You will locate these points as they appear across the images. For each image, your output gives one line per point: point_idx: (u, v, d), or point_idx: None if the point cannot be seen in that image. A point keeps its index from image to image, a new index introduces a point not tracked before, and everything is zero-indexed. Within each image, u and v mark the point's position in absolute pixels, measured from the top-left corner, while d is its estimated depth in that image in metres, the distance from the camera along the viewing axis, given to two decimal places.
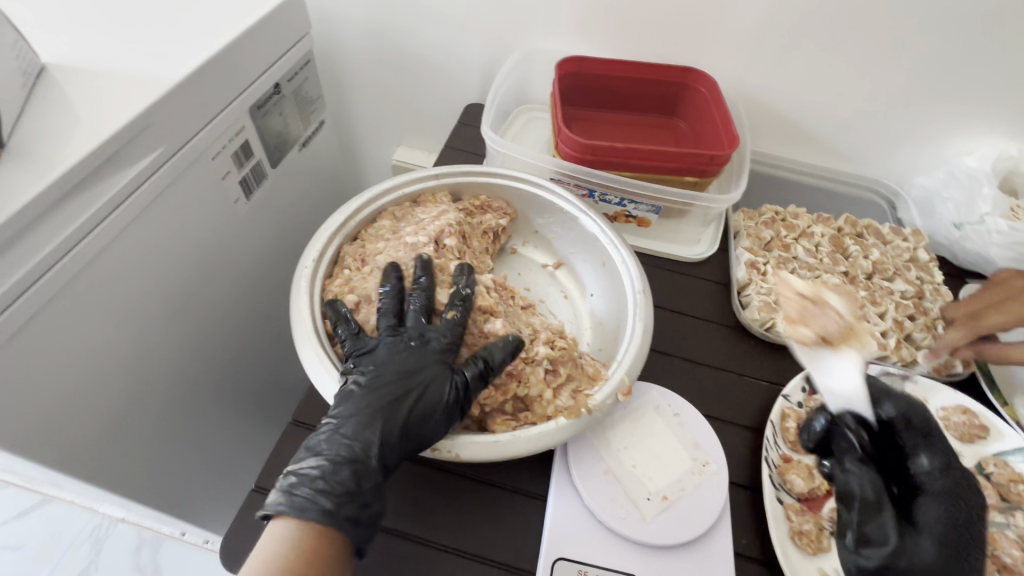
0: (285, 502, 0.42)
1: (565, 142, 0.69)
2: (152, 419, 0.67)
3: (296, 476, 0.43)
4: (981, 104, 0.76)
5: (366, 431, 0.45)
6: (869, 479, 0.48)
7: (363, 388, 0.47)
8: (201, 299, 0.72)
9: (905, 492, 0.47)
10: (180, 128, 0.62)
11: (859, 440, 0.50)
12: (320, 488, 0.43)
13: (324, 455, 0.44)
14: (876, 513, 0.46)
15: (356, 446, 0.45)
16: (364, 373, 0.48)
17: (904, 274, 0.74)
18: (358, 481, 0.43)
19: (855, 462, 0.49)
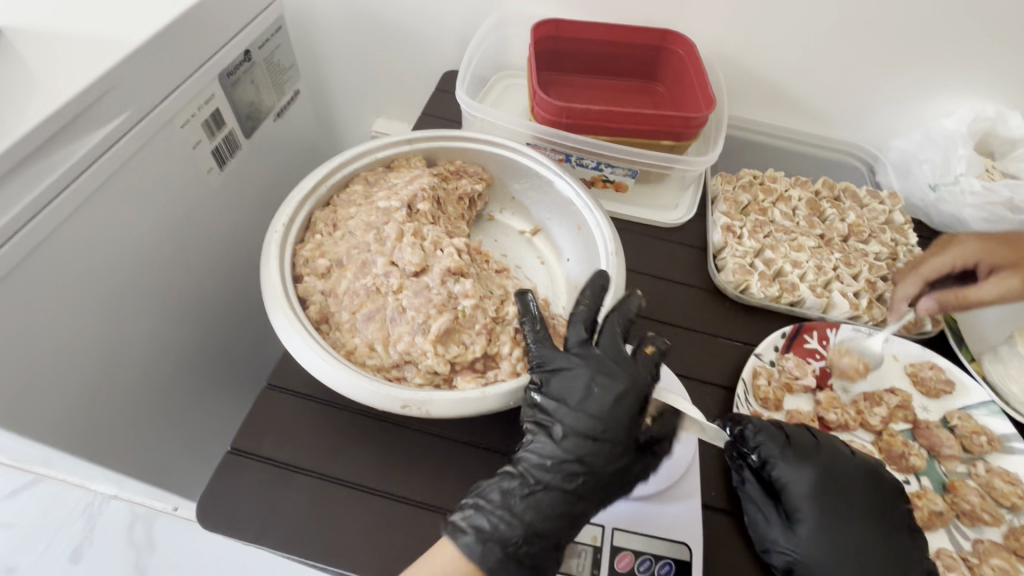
0: (480, 550, 0.43)
1: (540, 106, 0.68)
2: (130, 391, 0.67)
3: (482, 528, 0.43)
4: (959, 64, 0.76)
5: (621, 476, 0.47)
6: (798, 488, 0.49)
7: (607, 440, 0.46)
8: (175, 271, 0.71)
9: (838, 491, 0.49)
10: (144, 94, 0.60)
11: (779, 444, 0.50)
12: (522, 544, 0.43)
13: (529, 508, 0.44)
14: (805, 522, 0.48)
15: (606, 486, 0.46)
16: (598, 420, 0.47)
17: (879, 236, 0.74)
18: (548, 533, 0.45)
19: (789, 461, 0.49)
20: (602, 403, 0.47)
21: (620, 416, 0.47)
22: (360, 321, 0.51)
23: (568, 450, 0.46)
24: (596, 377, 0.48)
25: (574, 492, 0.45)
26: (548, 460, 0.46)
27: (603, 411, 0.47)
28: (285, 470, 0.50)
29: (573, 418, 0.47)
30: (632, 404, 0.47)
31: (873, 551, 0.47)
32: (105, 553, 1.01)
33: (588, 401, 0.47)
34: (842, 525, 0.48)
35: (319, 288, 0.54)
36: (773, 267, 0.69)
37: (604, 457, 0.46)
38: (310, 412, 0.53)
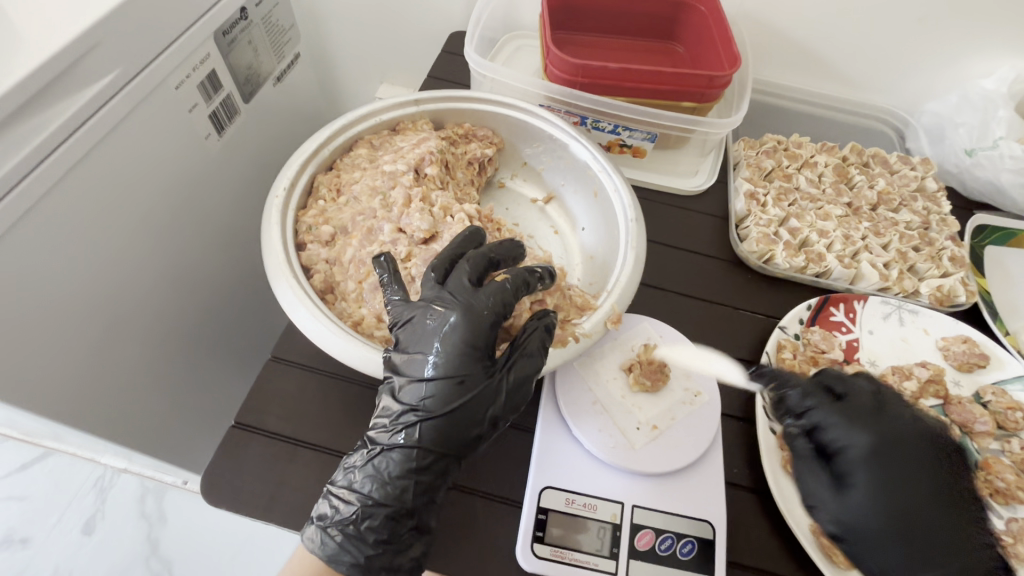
0: (320, 537, 0.42)
1: (554, 64, 0.64)
2: (131, 364, 0.65)
3: (331, 508, 0.42)
4: (1004, 20, 0.70)
5: (464, 421, 0.43)
6: (851, 450, 0.44)
7: (445, 385, 0.42)
8: (174, 242, 0.69)
9: (904, 455, 0.43)
10: (135, 51, 0.57)
11: (827, 404, 0.47)
12: (357, 528, 0.42)
13: (360, 489, 0.42)
14: (855, 484, 0.43)
15: (446, 440, 0.42)
16: (436, 363, 0.43)
17: (910, 204, 0.70)
18: (396, 503, 0.42)
19: (839, 421, 0.45)
20: (436, 352, 0.43)
21: (457, 351, 0.43)
22: (367, 291, 0.49)
23: (405, 406, 0.43)
24: (438, 322, 0.43)
25: (412, 453, 0.42)
26: (388, 422, 0.43)
27: (437, 350, 0.43)
28: (292, 445, 0.48)
29: (412, 366, 0.43)
30: (467, 337, 0.43)
31: (942, 520, 0.41)
32: (117, 526, 1.01)
33: (423, 343, 0.43)
34: (904, 490, 0.42)
35: (323, 256, 0.51)
36: (798, 236, 0.65)
37: (442, 405, 0.42)
38: (317, 386, 0.51)
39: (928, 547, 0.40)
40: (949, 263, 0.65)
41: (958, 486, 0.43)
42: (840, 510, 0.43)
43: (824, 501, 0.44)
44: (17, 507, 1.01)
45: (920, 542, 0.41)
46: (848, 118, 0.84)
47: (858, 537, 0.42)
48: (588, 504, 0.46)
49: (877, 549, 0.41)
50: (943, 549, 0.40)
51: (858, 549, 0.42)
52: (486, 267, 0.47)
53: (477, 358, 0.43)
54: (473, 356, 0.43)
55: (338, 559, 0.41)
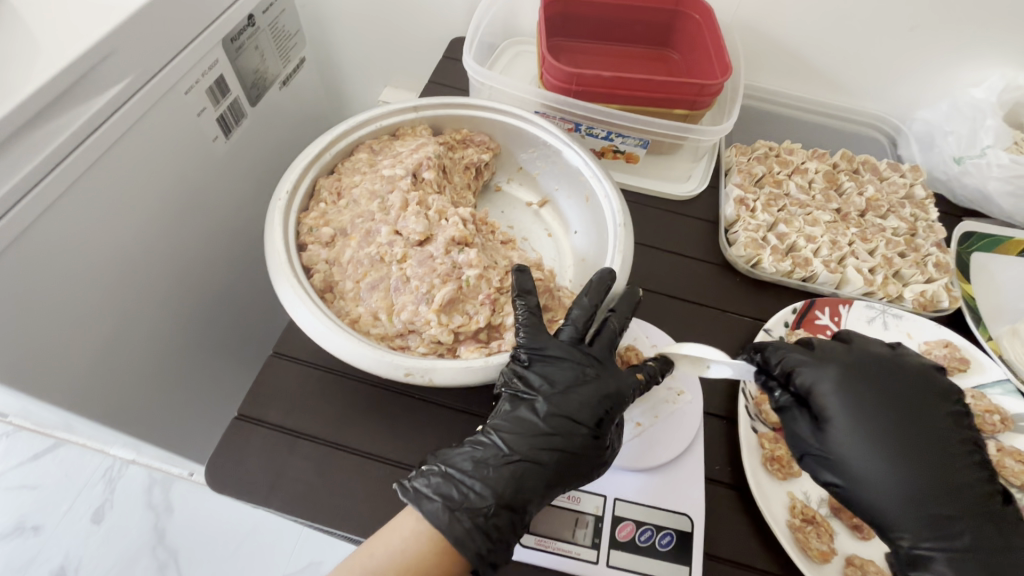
0: (448, 517, 0.40)
1: (550, 73, 0.66)
2: (140, 359, 0.67)
3: (461, 492, 0.42)
4: (992, 30, 0.72)
5: (585, 463, 0.45)
6: (836, 398, 0.48)
7: (587, 424, 0.45)
8: (182, 239, 0.71)
9: (878, 388, 0.48)
10: (148, 57, 0.59)
11: (799, 350, 0.50)
12: (485, 521, 0.41)
13: (492, 485, 0.42)
14: (837, 427, 0.47)
15: (578, 468, 0.45)
16: (578, 405, 0.45)
17: (898, 211, 0.72)
18: (517, 505, 0.42)
19: (809, 367, 0.49)
20: (589, 390, 0.46)
21: (598, 402, 0.46)
22: (364, 290, 0.51)
23: (548, 425, 0.45)
24: (589, 363, 0.47)
25: (545, 468, 0.44)
26: (523, 433, 0.45)
27: (590, 395, 0.46)
28: (291, 437, 0.50)
29: (559, 401, 0.46)
30: (620, 395, 0.46)
31: (925, 451, 0.46)
32: (126, 515, 1.04)
33: (577, 383, 0.46)
34: (880, 421, 0.47)
35: (323, 257, 0.53)
36: (786, 241, 0.67)
37: (574, 433, 0.45)
38: (315, 380, 0.54)
39: (917, 472, 0.45)
40: (934, 269, 0.66)
41: (926, 410, 0.48)
42: (831, 450, 0.47)
43: (813, 445, 0.48)
44: (29, 496, 1.05)
45: (907, 471, 0.45)
46: (841, 124, 0.86)
47: (856, 483, 0.46)
48: (572, 496, 0.48)
49: (874, 483, 0.45)
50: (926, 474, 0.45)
51: (857, 488, 0.46)
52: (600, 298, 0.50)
53: (613, 408, 0.46)
54: (615, 411, 0.46)
55: (465, 548, 0.39)
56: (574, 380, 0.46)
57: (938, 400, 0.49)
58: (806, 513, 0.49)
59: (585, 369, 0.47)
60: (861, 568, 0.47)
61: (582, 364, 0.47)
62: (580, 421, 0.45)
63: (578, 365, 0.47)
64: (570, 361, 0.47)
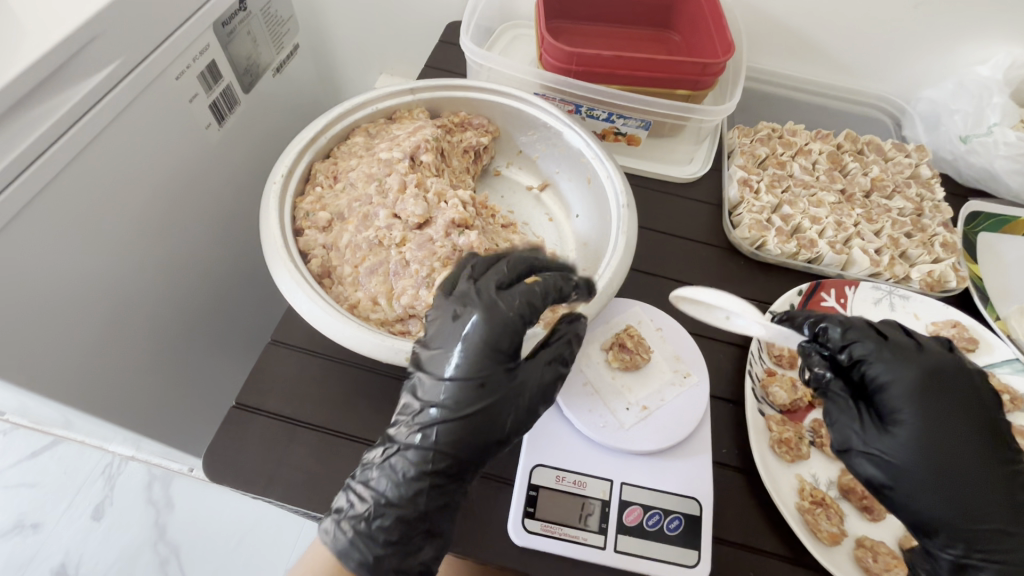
0: (334, 529, 0.41)
1: (548, 53, 0.65)
2: (135, 351, 0.66)
3: (349, 501, 0.42)
4: (999, 4, 0.70)
5: (486, 424, 0.41)
6: (902, 399, 0.44)
7: (462, 382, 0.41)
8: (175, 229, 0.70)
9: (949, 393, 0.45)
10: (138, 41, 0.58)
11: (878, 341, 0.46)
12: (368, 528, 0.41)
13: (378, 486, 0.41)
14: (903, 428, 0.44)
15: (458, 441, 0.41)
16: (453, 362, 0.41)
17: (903, 191, 0.71)
18: (405, 500, 0.41)
19: (886, 362, 0.45)
20: (460, 348, 0.41)
21: (474, 350, 0.41)
22: (363, 275, 0.50)
23: (421, 404, 0.42)
24: (462, 311, 0.43)
25: (426, 451, 0.41)
26: (407, 416, 0.42)
27: (461, 350, 0.41)
28: (291, 426, 0.49)
29: (436, 364, 0.42)
30: (489, 337, 0.41)
31: (982, 464, 0.43)
32: (127, 511, 1.03)
33: (449, 338, 0.42)
34: (947, 427, 0.43)
35: (320, 242, 0.52)
36: (791, 223, 0.66)
37: (455, 403, 0.41)
38: (314, 368, 0.53)
39: (970, 483, 0.43)
40: (941, 249, 0.65)
41: (993, 423, 0.45)
42: (885, 447, 0.44)
43: (867, 440, 0.45)
44: (28, 494, 1.04)
45: (958, 481, 0.43)
46: (844, 105, 0.84)
47: (899, 478, 0.43)
48: (578, 481, 0.47)
49: (923, 488, 0.43)
50: (981, 483, 0.43)
51: (903, 488, 0.43)
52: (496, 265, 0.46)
53: (491, 361, 0.41)
54: (491, 361, 0.41)
55: (350, 558, 0.41)
56: (450, 336, 0.42)
57: (997, 409, 0.46)
58: (816, 496, 0.48)
59: (456, 323, 0.42)
60: (872, 550, 0.46)
61: (456, 317, 0.42)
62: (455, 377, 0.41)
63: (453, 317, 0.43)
64: (445, 317, 0.43)
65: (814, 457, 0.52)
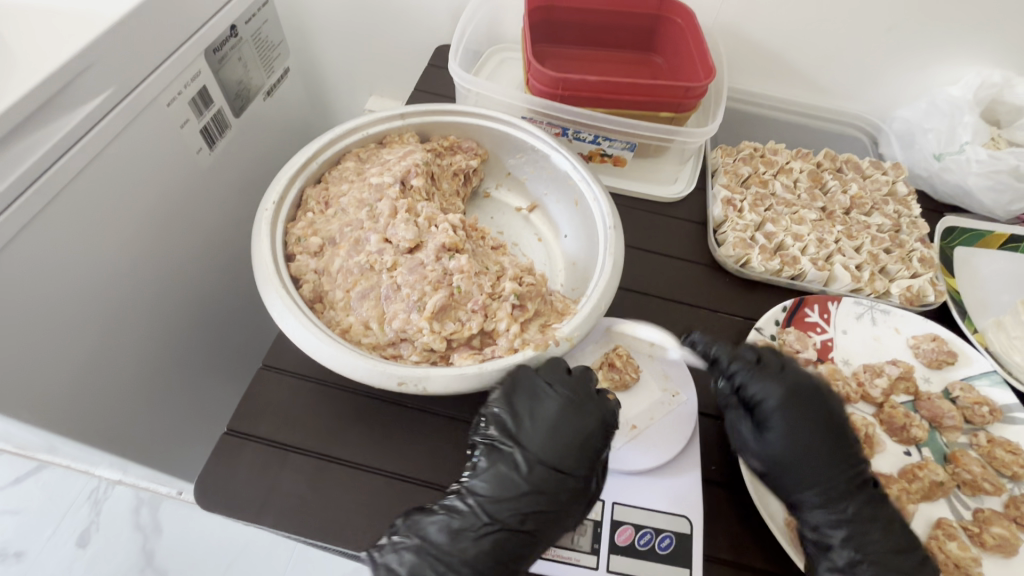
0: None
1: (535, 78, 0.66)
2: (123, 376, 0.66)
3: (431, 564, 0.42)
4: (966, 29, 0.73)
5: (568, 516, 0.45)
6: (772, 404, 0.50)
7: (562, 471, 0.45)
8: (166, 254, 0.70)
9: (813, 400, 0.50)
10: (130, 70, 0.59)
11: (752, 361, 0.51)
12: None
13: (467, 555, 0.43)
14: (776, 434, 0.49)
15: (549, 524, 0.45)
16: (552, 451, 0.46)
17: (881, 208, 0.73)
18: (491, 574, 0.43)
19: (765, 381, 0.50)
20: (564, 437, 0.46)
21: (576, 443, 0.46)
22: (354, 299, 0.50)
23: (527, 482, 0.45)
24: (566, 404, 0.47)
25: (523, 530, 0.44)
26: (498, 490, 0.45)
27: (565, 439, 0.46)
28: (283, 451, 0.50)
29: (531, 444, 0.46)
30: (588, 432, 0.46)
31: (842, 459, 0.49)
32: (113, 537, 1.01)
33: (556, 427, 0.47)
34: (809, 429, 0.49)
35: (312, 267, 0.53)
36: (774, 240, 0.67)
37: (556, 488, 0.45)
38: (306, 392, 0.53)
39: (830, 477, 0.48)
40: (919, 265, 0.67)
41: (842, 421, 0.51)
42: (768, 453, 0.49)
43: (752, 446, 0.49)
44: (12, 521, 1.02)
45: (822, 476, 0.48)
46: (822, 124, 0.87)
47: (775, 467, 0.49)
48: None
49: (796, 482, 0.48)
50: (838, 475, 0.48)
51: (780, 481, 0.49)
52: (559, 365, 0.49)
53: (589, 455, 0.46)
54: (589, 456, 0.46)
55: None
56: (555, 425, 0.47)
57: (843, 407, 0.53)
58: None
59: (561, 412, 0.47)
60: None
61: (563, 410, 0.47)
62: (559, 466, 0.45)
63: (560, 408, 0.47)
64: (550, 406, 0.47)
65: None
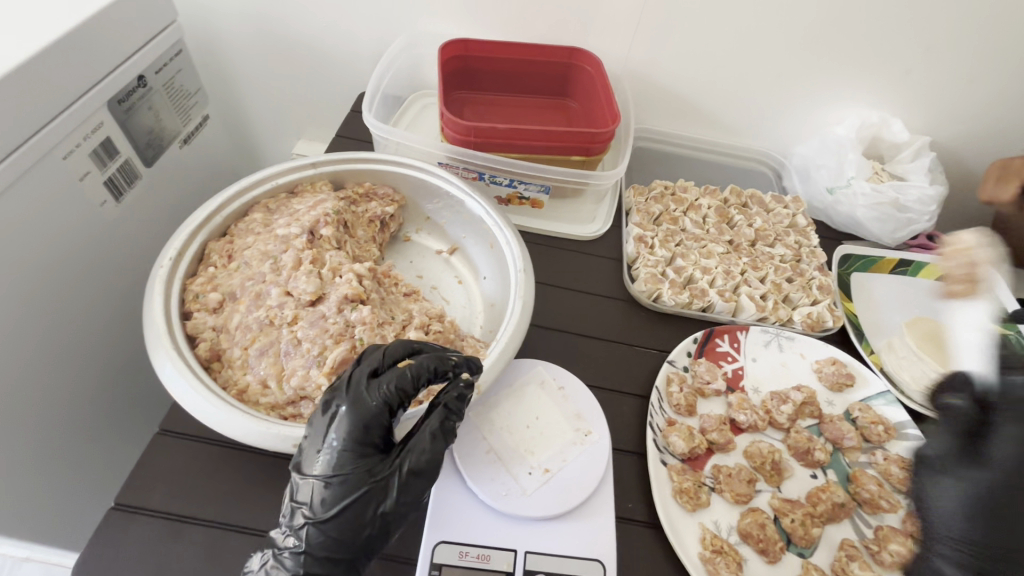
0: None
1: (449, 126, 0.68)
2: (11, 445, 0.61)
3: None
4: (843, 75, 0.81)
5: (355, 522, 0.40)
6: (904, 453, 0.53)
7: (332, 480, 0.40)
8: (63, 312, 0.66)
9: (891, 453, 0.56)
10: (20, 124, 0.56)
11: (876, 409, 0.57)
12: None
13: None
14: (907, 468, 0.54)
15: (342, 536, 0.40)
16: (322, 461, 0.41)
17: (783, 239, 0.77)
18: None
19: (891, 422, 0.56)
20: (332, 444, 0.41)
21: (341, 447, 0.41)
22: (252, 357, 0.49)
23: (304, 502, 0.41)
24: (340, 406, 0.42)
25: (315, 550, 0.40)
26: (290, 516, 0.41)
27: (334, 445, 0.41)
28: (177, 524, 0.46)
29: (309, 461, 0.42)
30: (350, 431, 0.41)
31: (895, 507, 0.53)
32: None
33: (324, 433, 0.42)
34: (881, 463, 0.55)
35: (209, 324, 0.51)
36: (684, 274, 0.70)
37: (332, 502, 0.40)
38: (206, 457, 0.50)
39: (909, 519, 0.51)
40: (818, 292, 0.71)
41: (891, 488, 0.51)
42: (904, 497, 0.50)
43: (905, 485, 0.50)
44: None
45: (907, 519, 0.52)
46: (730, 161, 0.93)
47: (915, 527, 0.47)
48: (482, 554, 0.46)
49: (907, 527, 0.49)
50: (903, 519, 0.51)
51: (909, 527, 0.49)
52: (404, 356, 0.46)
53: (353, 457, 0.41)
54: (357, 454, 0.41)
55: None
56: (326, 431, 0.42)
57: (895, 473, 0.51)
58: (716, 544, 0.50)
59: (330, 413, 0.43)
60: None
61: (334, 416, 0.42)
62: (329, 478, 0.41)
63: (330, 412, 0.43)
64: (325, 417, 0.43)
65: (715, 503, 0.54)
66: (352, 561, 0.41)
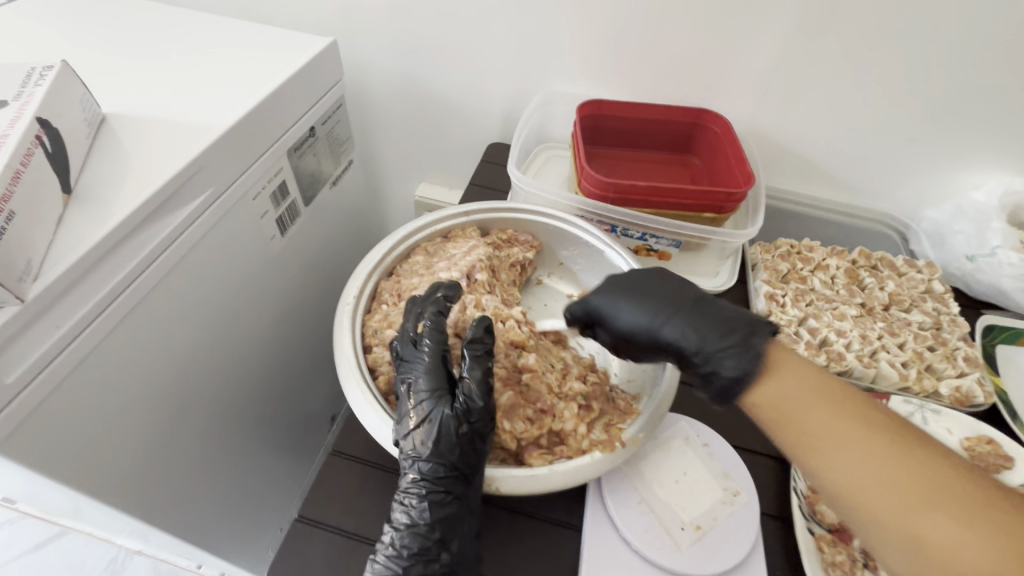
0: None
1: (587, 180, 0.72)
2: (184, 451, 0.68)
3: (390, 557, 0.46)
4: (984, 142, 0.79)
5: (457, 446, 0.48)
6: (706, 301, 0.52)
7: (427, 417, 0.49)
8: (233, 331, 0.74)
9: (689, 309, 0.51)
10: (228, 170, 0.66)
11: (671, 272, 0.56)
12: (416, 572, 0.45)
13: (410, 531, 0.47)
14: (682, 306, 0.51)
15: (450, 463, 0.48)
16: (415, 406, 0.50)
17: (920, 305, 0.75)
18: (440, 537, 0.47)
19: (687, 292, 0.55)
20: (416, 391, 0.50)
21: (427, 390, 0.50)
22: None
23: (410, 449, 0.48)
24: (406, 364, 0.52)
25: (435, 482, 0.47)
26: (407, 466, 0.49)
27: (418, 391, 0.50)
28: (354, 542, 0.51)
29: (402, 416, 0.50)
30: (425, 375, 0.51)
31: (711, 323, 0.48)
32: None
33: (405, 386, 0.51)
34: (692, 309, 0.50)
35: (387, 357, 0.56)
36: (818, 335, 0.70)
37: (434, 435, 0.48)
38: (374, 480, 0.54)
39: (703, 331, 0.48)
40: (965, 363, 0.68)
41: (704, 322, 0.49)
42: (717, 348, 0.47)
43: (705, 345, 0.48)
44: None
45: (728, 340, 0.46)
46: (853, 221, 0.92)
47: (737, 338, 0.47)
48: None
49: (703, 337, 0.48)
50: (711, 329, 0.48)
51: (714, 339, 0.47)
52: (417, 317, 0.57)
53: (433, 394, 0.50)
54: (436, 394, 0.50)
55: None
56: (407, 387, 0.51)
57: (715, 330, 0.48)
58: None
59: (401, 372, 0.52)
60: None
61: (410, 375, 0.51)
62: (422, 418, 0.49)
63: (402, 372, 0.52)
64: (405, 378, 0.52)
65: None
66: (464, 491, 0.48)
